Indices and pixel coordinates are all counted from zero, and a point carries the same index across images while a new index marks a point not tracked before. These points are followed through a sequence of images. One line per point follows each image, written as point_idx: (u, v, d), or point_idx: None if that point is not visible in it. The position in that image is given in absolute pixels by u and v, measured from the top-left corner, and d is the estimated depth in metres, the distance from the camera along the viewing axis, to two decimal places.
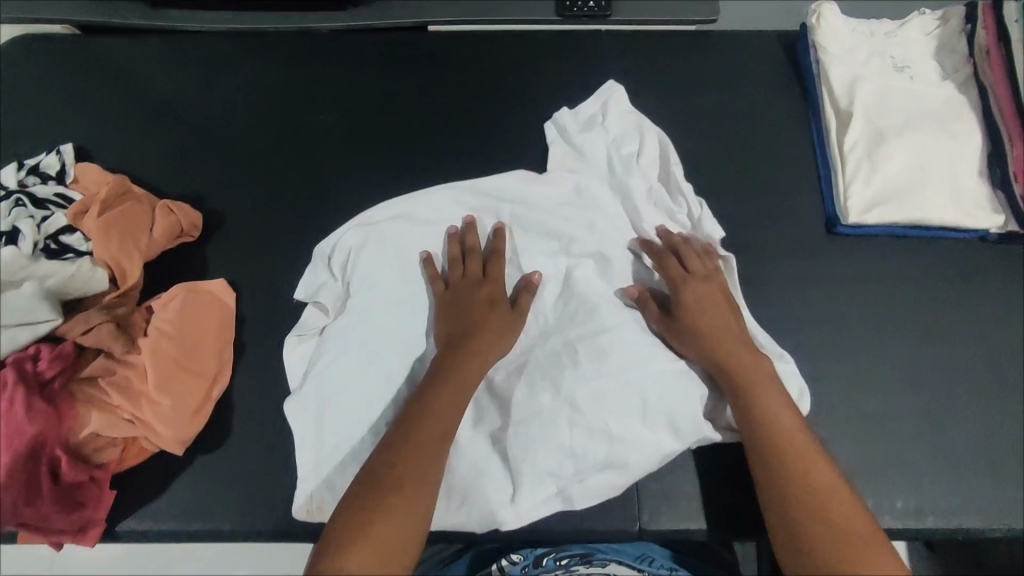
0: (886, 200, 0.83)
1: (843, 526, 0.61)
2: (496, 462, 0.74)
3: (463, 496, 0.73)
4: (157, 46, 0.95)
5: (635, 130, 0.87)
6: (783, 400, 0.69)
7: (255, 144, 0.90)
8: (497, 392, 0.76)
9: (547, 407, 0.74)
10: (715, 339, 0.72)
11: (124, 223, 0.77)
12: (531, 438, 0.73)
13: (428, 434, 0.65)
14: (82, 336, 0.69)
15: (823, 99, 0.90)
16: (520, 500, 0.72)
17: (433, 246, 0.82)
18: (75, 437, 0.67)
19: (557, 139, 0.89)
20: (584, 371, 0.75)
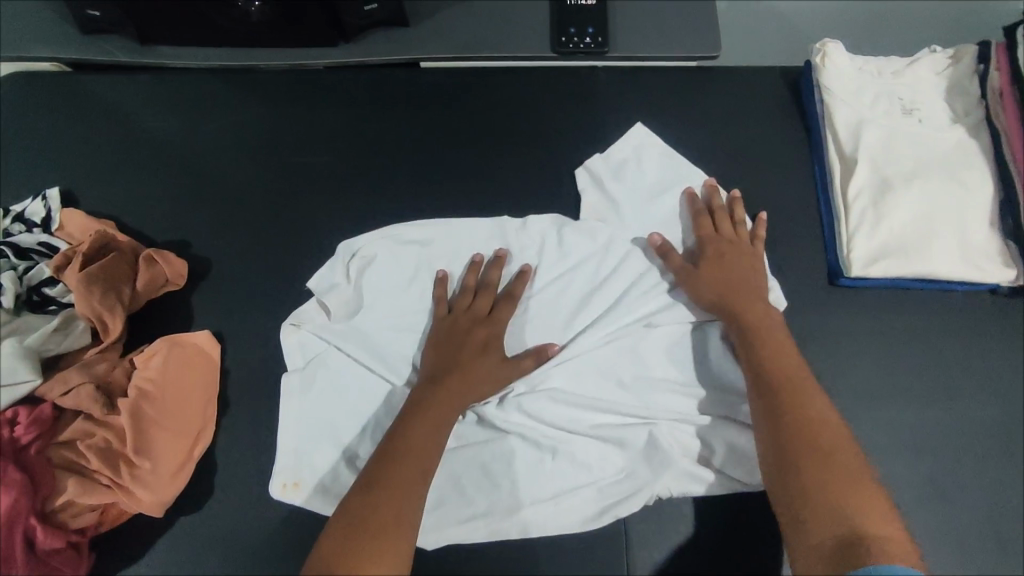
0: (891, 252, 0.80)
1: (831, 455, 0.62)
2: (472, 470, 0.73)
3: (436, 501, 0.72)
4: (146, 83, 0.94)
5: (676, 179, 0.86)
6: (793, 351, 0.71)
7: (243, 185, 0.88)
8: (489, 424, 0.75)
9: (525, 425, 0.74)
10: (723, 285, 0.76)
11: (106, 276, 0.76)
12: (505, 449, 0.73)
13: (405, 480, 0.63)
14: (61, 397, 0.69)
15: (828, 142, 0.87)
16: (493, 510, 0.72)
17: (451, 267, 0.82)
18: (52, 504, 0.65)
19: (590, 184, 0.86)
20: (571, 399, 0.74)
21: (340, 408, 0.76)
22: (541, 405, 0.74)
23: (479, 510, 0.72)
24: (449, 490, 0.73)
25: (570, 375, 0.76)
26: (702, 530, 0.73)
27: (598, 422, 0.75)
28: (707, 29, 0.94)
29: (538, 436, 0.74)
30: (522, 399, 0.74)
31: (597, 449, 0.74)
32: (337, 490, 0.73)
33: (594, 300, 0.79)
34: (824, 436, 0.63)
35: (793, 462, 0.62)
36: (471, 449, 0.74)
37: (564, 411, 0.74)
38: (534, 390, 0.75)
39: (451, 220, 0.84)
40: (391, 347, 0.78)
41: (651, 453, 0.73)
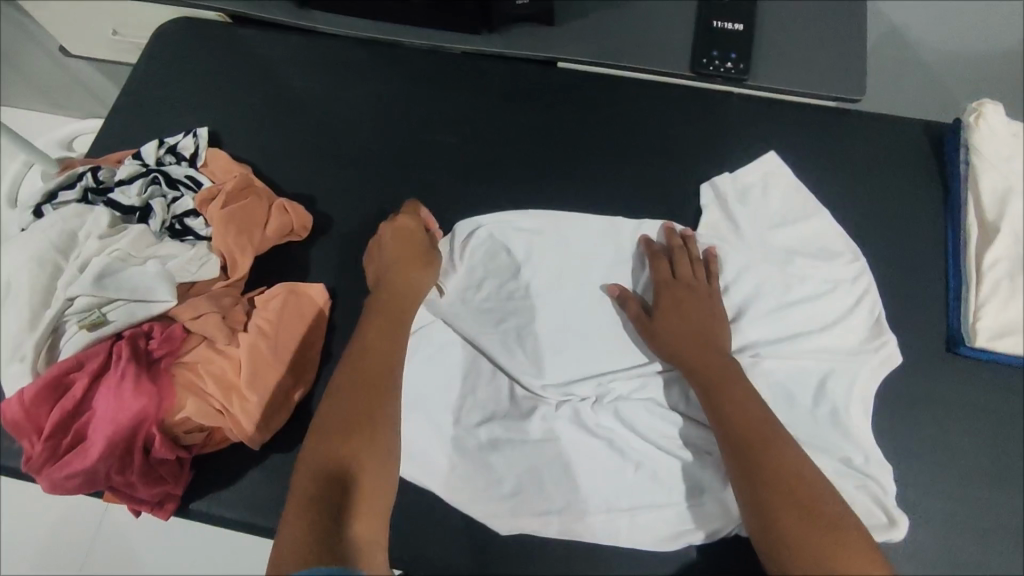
0: (1018, 329, 0.77)
1: (817, 509, 0.63)
2: (553, 465, 0.76)
3: (516, 487, 0.75)
4: (296, 43, 0.99)
5: (802, 214, 0.85)
6: (757, 408, 0.71)
7: (372, 153, 0.92)
8: (581, 422, 0.77)
9: (615, 431, 0.77)
10: (683, 335, 0.76)
11: (242, 217, 0.81)
12: (590, 451, 0.76)
13: (357, 406, 0.68)
14: (190, 322, 0.73)
15: (968, 205, 0.84)
16: (566, 510, 0.74)
17: (565, 262, 0.84)
18: (169, 419, 0.70)
19: (713, 204, 0.86)
20: (662, 413, 0.77)
21: (439, 379, 0.80)
22: (634, 411, 0.77)
23: (555, 506, 0.74)
24: (528, 481, 0.75)
25: (662, 393, 0.78)
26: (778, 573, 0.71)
27: (688, 443, 0.76)
28: (853, 72, 0.92)
29: (625, 445, 0.76)
30: (618, 403, 0.78)
31: (682, 472, 0.75)
32: (423, 459, 0.76)
33: None
34: (801, 491, 0.65)
35: (778, 521, 0.63)
36: (556, 448, 0.76)
37: (656, 424, 0.77)
38: (629, 398, 0.78)
39: (572, 213, 0.86)
40: (498, 327, 0.81)
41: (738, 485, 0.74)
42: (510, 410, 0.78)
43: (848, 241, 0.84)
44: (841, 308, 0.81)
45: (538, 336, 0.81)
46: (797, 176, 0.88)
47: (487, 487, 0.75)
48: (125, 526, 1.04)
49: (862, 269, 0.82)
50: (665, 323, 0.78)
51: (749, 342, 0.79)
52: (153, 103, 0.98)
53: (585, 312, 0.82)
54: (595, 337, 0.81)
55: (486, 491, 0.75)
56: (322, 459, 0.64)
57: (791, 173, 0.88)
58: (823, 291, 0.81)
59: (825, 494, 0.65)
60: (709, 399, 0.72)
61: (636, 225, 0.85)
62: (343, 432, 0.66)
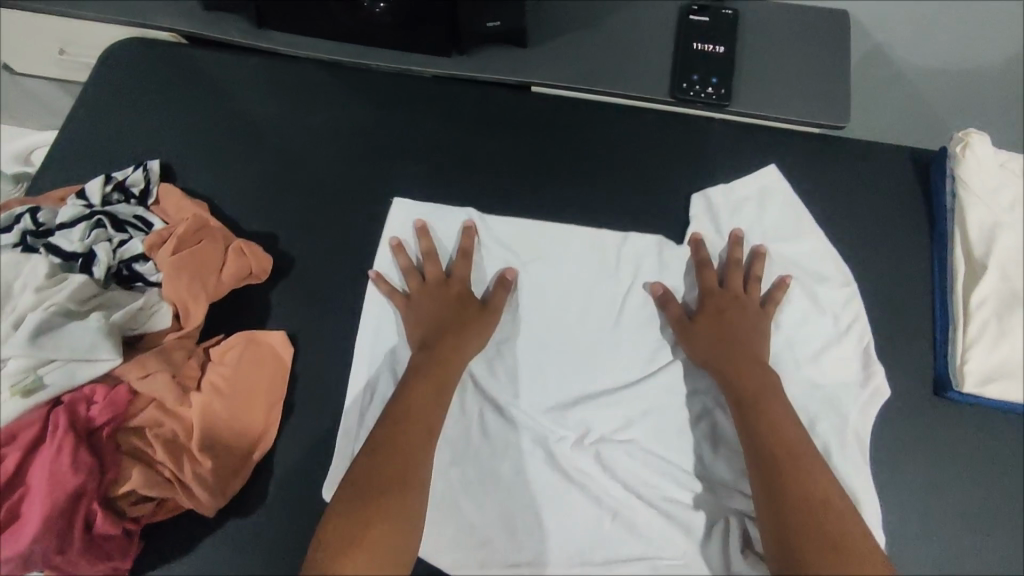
0: (1006, 373, 0.74)
1: (836, 531, 0.64)
2: (527, 513, 0.73)
3: (487, 535, 0.72)
4: (255, 66, 0.93)
5: (797, 235, 0.82)
6: (796, 433, 0.70)
7: (338, 185, 0.87)
8: (557, 463, 0.74)
9: (593, 474, 0.74)
10: (721, 339, 0.76)
11: (195, 263, 0.75)
12: (568, 498, 0.73)
13: (411, 443, 0.68)
14: (137, 381, 0.68)
15: (954, 240, 0.81)
16: (541, 561, 0.71)
17: (546, 279, 0.81)
18: (112, 491, 0.65)
19: (704, 215, 0.83)
20: (638, 452, 0.74)
21: None
22: (614, 455, 0.74)
23: (527, 558, 0.71)
24: (500, 531, 0.72)
25: (644, 436, 0.75)
26: None
27: (671, 494, 0.73)
28: (838, 98, 0.89)
29: (601, 491, 0.73)
30: (599, 446, 0.74)
31: (662, 525, 0.72)
32: None
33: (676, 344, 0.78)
34: (827, 519, 0.64)
35: (796, 537, 0.63)
36: (532, 491, 0.73)
37: (633, 467, 0.74)
38: (610, 440, 0.75)
39: (555, 226, 0.83)
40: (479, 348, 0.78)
41: (714, 532, 0.72)
42: (485, 449, 0.74)
43: (841, 262, 0.81)
44: (826, 337, 0.78)
45: (518, 360, 0.78)
46: (792, 189, 0.85)
47: (458, 535, 0.71)
48: None
49: (849, 298, 0.79)
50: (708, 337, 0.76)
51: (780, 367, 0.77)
52: (100, 131, 0.91)
53: (568, 334, 0.79)
54: (576, 361, 0.78)
55: (451, 538, 0.71)
56: (358, 501, 0.64)
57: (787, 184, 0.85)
58: (805, 325, 0.79)
59: (847, 524, 0.64)
60: (739, 415, 0.72)
61: (623, 240, 0.82)
62: (387, 478, 0.66)
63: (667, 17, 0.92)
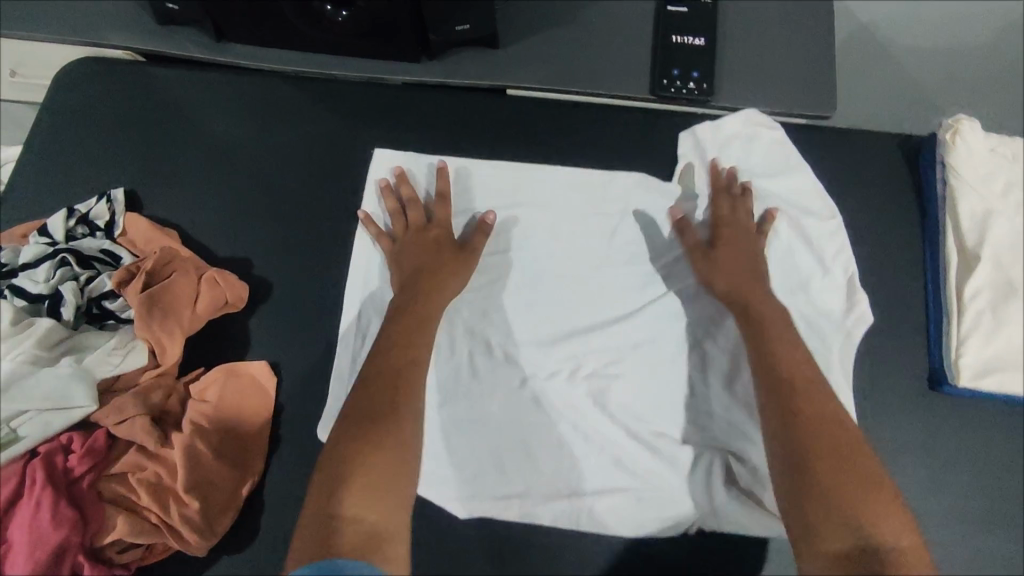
0: (1003, 366, 0.73)
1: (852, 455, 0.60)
2: (516, 444, 0.73)
3: (476, 471, 0.72)
4: (219, 84, 0.90)
5: (784, 168, 0.83)
6: (800, 354, 0.69)
7: (312, 204, 0.84)
8: (547, 400, 0.74)
9: (583, 404, 0.74)
10: (732, 270, 0.75)
11: (167, 298, 0.72)
12: (555, 430, 0.73)
13: (403, 382, 0.67)
14: (115, 426, 0.66)
15: (946, 230, 0.79)
16: (529, 493, 0.71)
17: (534, 221, 0.82)
18: (98, 541, 0.63)
19: (691, 153, 0.83)
20: (626, 386, 0.75)
21: None
22: (605, 387, 0.75)
23: (516, 490, 0.71)
24: (488, 465, 0.72)
25: (635, 372, 0.75)
26: None
27: (659, 427, 0.74)
28: (823, 85, 0.86)
29: (589, 427, 0.73)
30: (590, 377, 0.75)
31: (648, 459, 0.73)
32: None
33: (663, 273, 0.79)
34: (835, 438, 0.62)
35: (807, 459, 0.60)
36: (522, 421, 0.73)
37: (622, 398, 0.74)
38: (602, 373, 0.75)
39: (543, 169, 0.84)
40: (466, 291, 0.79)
41: (704, 468, 0.72)
42: (477, 384, 0.75)
43: (825, 195, 0.82)
44: (809, 266, 0.79)
45: (506, 299, 0.78)
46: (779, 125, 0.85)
47: (447, 473, 0.72)
48: None
49: (835, 248, 0.80)
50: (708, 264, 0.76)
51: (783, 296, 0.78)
52: (60, 159, 0.87)
53: (554, 270, 0.80)
54: (564, 294, 0.78)
55: (437, 479, 0.71)
56: (348, 425, 0.63)
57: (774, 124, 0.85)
58: (795, 269, 0.79)
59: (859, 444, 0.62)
60: (747, 331, 0.72)
61: (609, 183, 0.83)
62: (378, 409, 0.64)
63: (644, 10, 0.89)
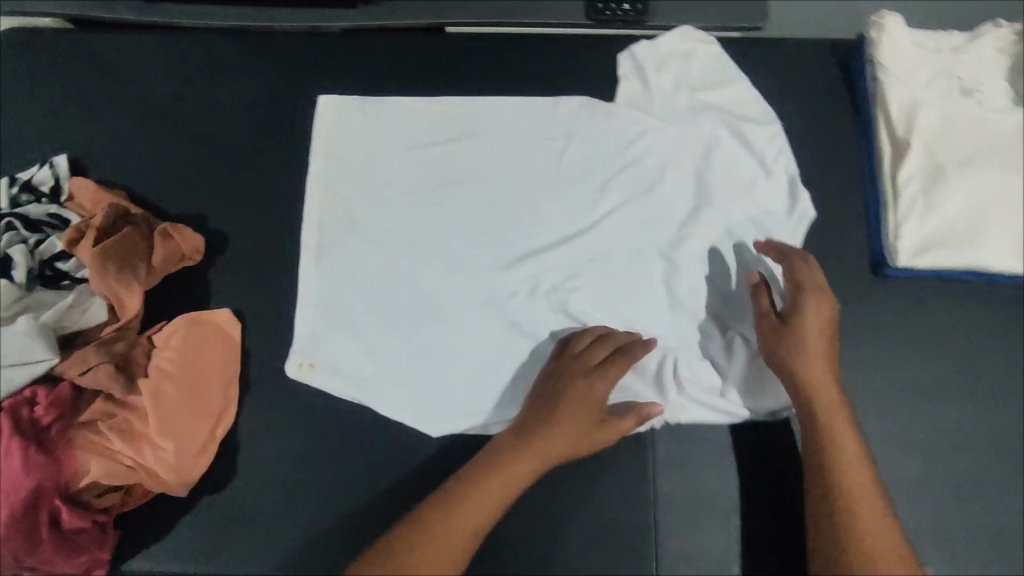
0: (939, 242, 0.76)
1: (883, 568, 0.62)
2: (484, 364, 0.75)
3: (447, 392, 0.74)
4: (152, 42, 0.88)
5: (721, 80, 0.85)
6: (866, 480, 0.66)
7: (261, 158, 0.84)
8: (510, 319, 0.76)
9: (545, 320, 0.76)
10: (812, 365, 0.69)
11: (120, 252, 0.72)
12: (520, 347, 0.76)
13: (483, 498, 0.66)
14: (79, 377, 0.67)
15: (878, 123, 0.82)
16: (500, 407, 0.74)
17: (483, 151, 0.83)
18: (75, 486, 0.65)
19: (631, 73, 0.85)
20: (585, 299, 0.77)
21: (359, 293, 0.78)
22: (565, 301, 0.77)
23: (487, 405, 0.74)
24: (459, 386, 0.74)
25: (593, 284, 0.77)
26: (734, 517, 0.72)
27: (619, 335, 0.76)
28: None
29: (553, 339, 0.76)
30: (551, 294, 0.77)
31: None
32: (365, 474, 0.72)
33: (613, 189, 0.81)
34: None
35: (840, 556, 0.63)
36: (488, 341, 0.76)
37: (582, 310, 0.77)
38: (561, 289, 0.77)
39: (487, 99, 0.84)
40: (422, 222, 0.80)
41: (665, 366, 0.75)
42: (438, 308, 0.77)
43: (763, 103, 0.84)
44: (751, 171, 0.82)
45: (462, 229, 0.80)
46: (717, 40, 0.86)
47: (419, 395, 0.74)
48: None
49: (776, 152, 0.82)
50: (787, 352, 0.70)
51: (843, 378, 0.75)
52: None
53: (507, 197, 0.81)
54: (519, 218, 0.80)
55: (411, 400, 0.74)
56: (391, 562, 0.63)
57: (710, 37, 0.86)
58: (740, 174, 0.82)
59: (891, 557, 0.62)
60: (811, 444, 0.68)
61: (553, 107, 0.84)
62: (449, 524, 0.64)
63: None
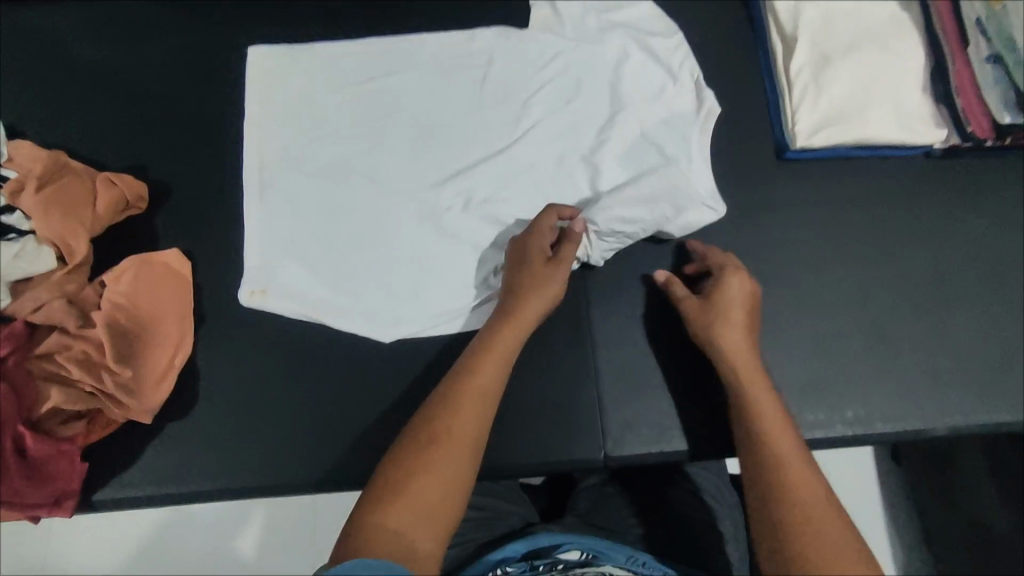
0: (831, 122, 0.84)
1: (805, 513, 0.59)
2: (427, 274, 0.80)
3: (394, 303, 0.79)
4: (78, 11, 0.90)
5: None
6: (759, 371, 0.69)
7: (196, 111, 0.87)
8: (448, 230, 0.81)
9: (481, 229, 0.81)
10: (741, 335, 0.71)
11: (64, 200, 0.74)
12: (459, 255, 0.81)
13: (466, 404, 0.64)
14: (32, 314, 0.70)
15: (769, 24, 0.89)
16: (446, 312, 0.79)
17: (408, 83, 0.87)
18: (37, 416, 0.68)
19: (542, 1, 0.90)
20: (516, 205, 0.82)
21: (303, 223, 0.81)
22: (497, 210, 0.82)
23: (435, 311, 0.79)
24: (406, 296, 0.79)
25: (523, 193, 0.83)
26: (671, 386, 0.78)
27: None
28: None
29: (489, 245, 0.81)
30: (484, 206, 0.82)
31: None
32: (327, 385, 0.77)
33: (534, 105, 0.86)
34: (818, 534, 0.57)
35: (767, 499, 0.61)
36: (428, 252, 0.81)
37: (515, 216, 0.82)
38: (493, 200, 0.82)
39: (407, 38, 0.89)
40: (356, 152, 0.84)
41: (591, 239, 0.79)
42: (377, 229, 0.81)
43: (665, 17, 0.90)
44: (660, 78, 0.87)
45: (395, 154, 0.84)
46: None
47: (367, 308, 0.79)
48: (49, 550, 0.99)
49: (683, 58, 0.88)
50: (705, 330, 0.72)
51: (795, 374, 0.79)
52: None
53: (435, 123, 0.85)
54: (448, 141, 0.85)
55: (362, 314, 0.78)
56: (410, 462, 0.60)
57: None
58: (650, 82, 0.87)
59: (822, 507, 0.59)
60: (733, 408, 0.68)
61: (471, 38, 0.89)
62: (439, 436, 0.61)
63: None
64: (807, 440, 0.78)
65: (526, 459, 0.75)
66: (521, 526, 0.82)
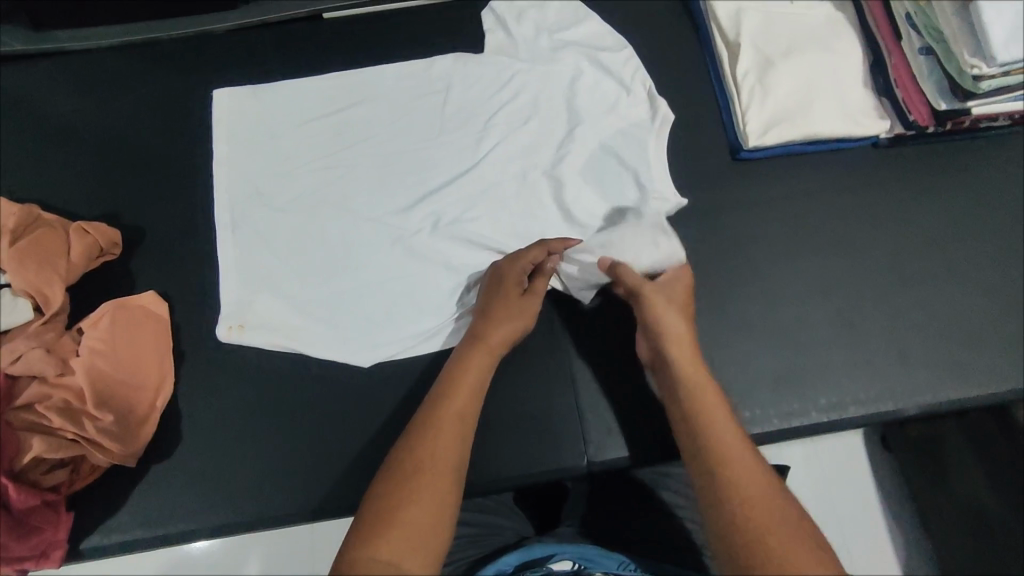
0: (781, 121, 0.87)
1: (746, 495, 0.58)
2: (401, 296, 0.82)
3: (371, 327, 0.81)
4: (45, 68, 0.92)
5: (575, 21, 0.94)
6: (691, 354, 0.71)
7: (167, 157, 0.89)
8: (419, 253, 0.83)
9: (451, 249, 0.83)
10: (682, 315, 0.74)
11: (39, 251, 0.75)
12: (432, 276, 0.83)
13: (447, 429, 0.65)
14: (11, 365, 0.70)
15: (714, 33, 0.93)
16: (422, 332, 0.81)
17: (372, 114, 0.90)
18: (19, 467, 0.68)
19: (495, 27, 0.93)
20: (484, 223, 0.85)
21: (276, 257, 0.83)
22: (466, 229, 0.84)
23: (411, 332, 0.81)
24: (382, 320, 0.81)
25: (489, 211, 0.85)
26: (647, 387, 0.80)
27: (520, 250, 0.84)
28: None
29: (461, 263, 0.83)
30: (452, 226, 0.84)
31: None
32: (310, 414, 0.78)
33: (494, 126, 0.89)
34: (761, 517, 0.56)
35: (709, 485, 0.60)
36: (401, 276, 0.82)
37: (484, 234, 0.84)
38: (461, 220, 0.85)
39: (367, 70, 0.92)
40: (325, 184, 0.86)
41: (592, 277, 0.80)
42: (351, 256, 0.83)
43: (615, 33, 0.93)
44: (614, 91, 0.91)
45: (363, 183, 0.86)
46: None
47: (344, 335, 0.80)
48: None
49: (635, 71, 0.91)
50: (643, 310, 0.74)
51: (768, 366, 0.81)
52: None
53: (400, 150, 0.88)
54: (414, 166, 0.87)
55: (340, 340, 0.80)
56: (395, 490, 0.61)
57: None
58: (605, 96, 0.91)
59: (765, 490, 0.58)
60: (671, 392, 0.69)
61: (430, 66, 0.92)
62: (425, 463, 0.62)
63: None
64: (784, 431, 0.80)
65: (510, 472, 0.76)
66: (515, 540, 0.82)
